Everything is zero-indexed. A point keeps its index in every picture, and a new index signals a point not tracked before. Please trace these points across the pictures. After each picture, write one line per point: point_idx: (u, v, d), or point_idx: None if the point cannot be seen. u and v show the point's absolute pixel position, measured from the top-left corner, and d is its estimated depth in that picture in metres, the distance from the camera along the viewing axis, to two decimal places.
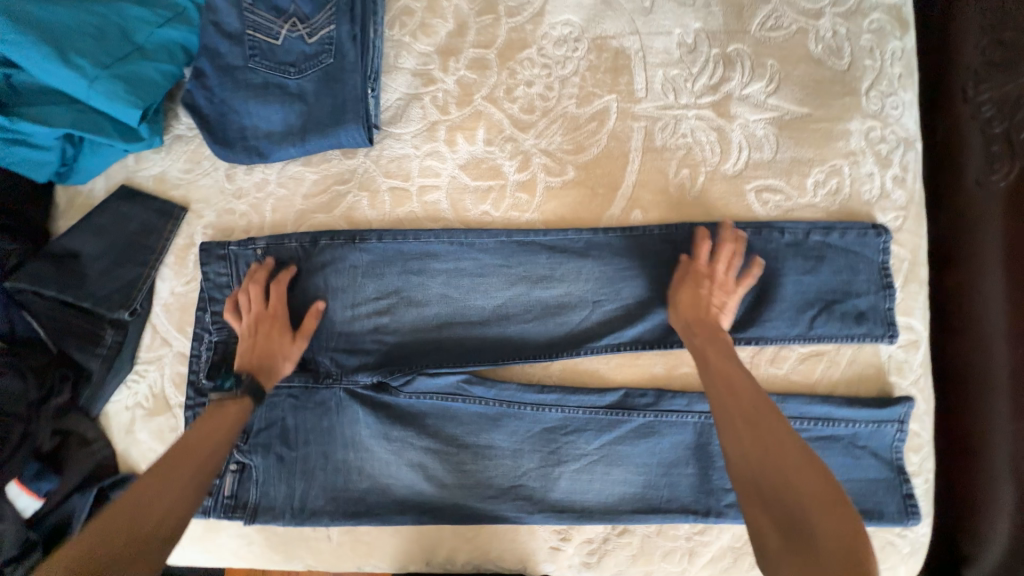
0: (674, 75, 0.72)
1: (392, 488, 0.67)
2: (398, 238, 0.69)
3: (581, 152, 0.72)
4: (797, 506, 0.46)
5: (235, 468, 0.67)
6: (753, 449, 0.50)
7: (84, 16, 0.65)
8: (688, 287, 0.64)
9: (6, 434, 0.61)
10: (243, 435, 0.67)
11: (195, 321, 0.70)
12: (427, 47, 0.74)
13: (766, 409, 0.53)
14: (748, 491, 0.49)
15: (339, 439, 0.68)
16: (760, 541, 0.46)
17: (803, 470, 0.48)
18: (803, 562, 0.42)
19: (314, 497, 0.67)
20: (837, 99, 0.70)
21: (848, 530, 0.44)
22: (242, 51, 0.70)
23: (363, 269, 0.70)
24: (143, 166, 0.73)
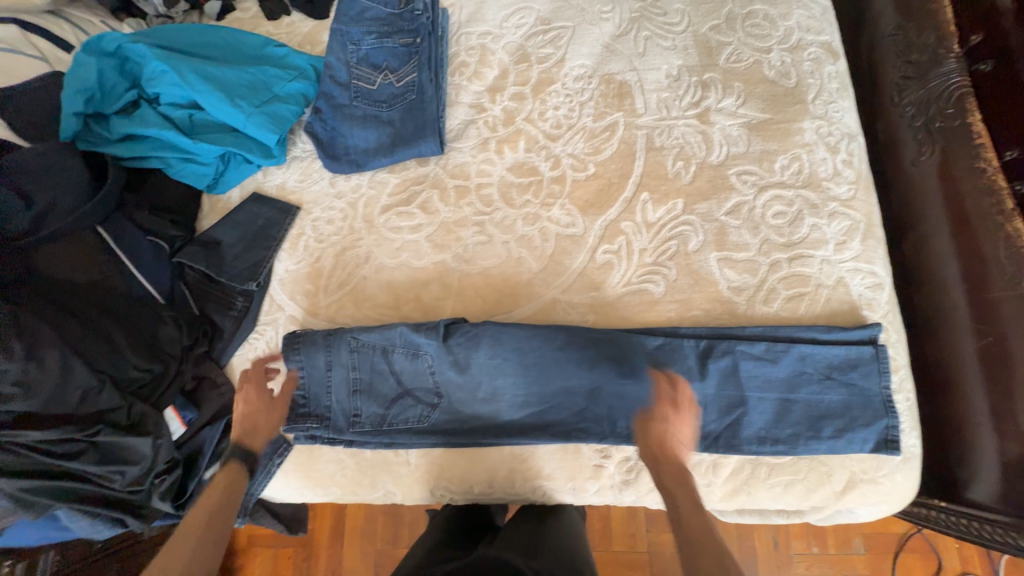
0: (665, 97, 0.96)
1: (463, 423, 0.81)
2: (462, 341, 0.81)
3: (598, 153, 0.94)
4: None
5: (350, 412, 0.82)
6: None
7: (245, 75, 0.93)
8: (656, 437, 0.75)
9: (165, 369, 0.80)
10: (356, 387, 0.82)
11: (296, 343, 0.82)
12: (480, 87, 1.00)
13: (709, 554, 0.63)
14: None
15: (427, 384, 0.82)
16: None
17: None
18: None
19: (404, 433, 0.81)
20: (790, 107, 0.93)
21: None
22: (349, 93, 0.97)
23: (425, 351, 0.82)
24: (269, 178, 0.97)
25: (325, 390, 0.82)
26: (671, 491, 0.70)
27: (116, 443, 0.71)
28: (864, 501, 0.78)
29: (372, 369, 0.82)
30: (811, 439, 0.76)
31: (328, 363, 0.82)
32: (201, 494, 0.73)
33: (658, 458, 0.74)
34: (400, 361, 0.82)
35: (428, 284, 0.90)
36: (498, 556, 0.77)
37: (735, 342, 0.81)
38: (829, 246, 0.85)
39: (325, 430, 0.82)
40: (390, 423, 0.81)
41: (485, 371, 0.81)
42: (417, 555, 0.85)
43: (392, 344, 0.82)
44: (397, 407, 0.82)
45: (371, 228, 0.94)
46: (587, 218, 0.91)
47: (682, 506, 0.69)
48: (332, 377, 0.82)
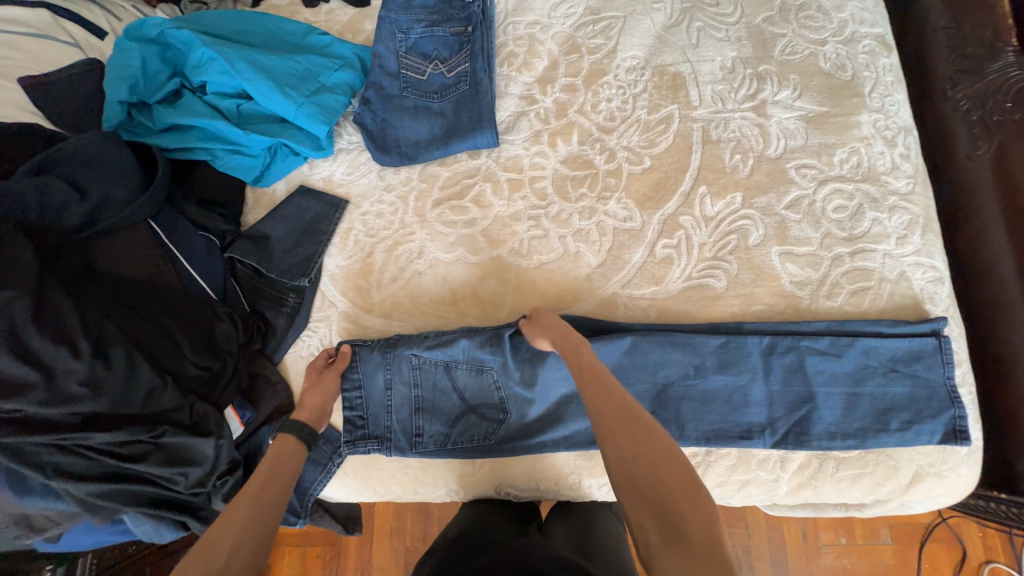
0: (720, 89, 0.95)
1: (529, 439, 0.81)
2: (529, 357, 0.81)
3: (653, 146, 0.93)
4: (656, 487, 0.53)
5: (413, 432, 0.81)
6: (629, 449, 0.56)
7: (293, 63, 0.90)
8: (544, 324, 0.76)
9: (223, 367, 0.78)
10: (419, 406, 0.82)
11: (358, 358, 0.82)
12: (530, 78, 0.98)
13: (638, 408, 0.60)
14: (628, 490, 0.55)
15: (493, 399, 0.82)
16: (641, 534, 0.53)
17: (666, 460, 0.55)
18: (677, 547, 0.50)
19: (467, 449, 0.81)
20: (847, 100, 0.92)
21: (707, 513, 0.52)
22: (399, 84, 0.94)
23: (491, 368, 0.81)
24: (316, 171, 0.94)
25: (385, 407, 0.82)
26: (574, 351, 0.69)
27: (180, 444, 0.69)
28: (930, 494, 0.78)
29: (435, 386, 0.82)
30: (879, 433, 0.76)
31: (387, 382, 0.82)
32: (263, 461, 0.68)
33: (549, 334, 0.74)
34: (463, 377, 0.82)
35: (485, 280, 0.88)
36: (553, 545, 0.75)
37: (800, 338, 0.80)
38: (891, 241, 0.85)
39: (386, 450, 0.81)
40: (455, 441, 0.81)
41: (553, 383, 0.81)
42: (462, 528, 0.82)
43: (454, 360, 0.82)
44: (461, 424, 0.82)
45: (423, 222, 0.91)
46: (645, 212, 0.90)
47: (584, 360, 0.67)
48: (392, 397, 0.82)
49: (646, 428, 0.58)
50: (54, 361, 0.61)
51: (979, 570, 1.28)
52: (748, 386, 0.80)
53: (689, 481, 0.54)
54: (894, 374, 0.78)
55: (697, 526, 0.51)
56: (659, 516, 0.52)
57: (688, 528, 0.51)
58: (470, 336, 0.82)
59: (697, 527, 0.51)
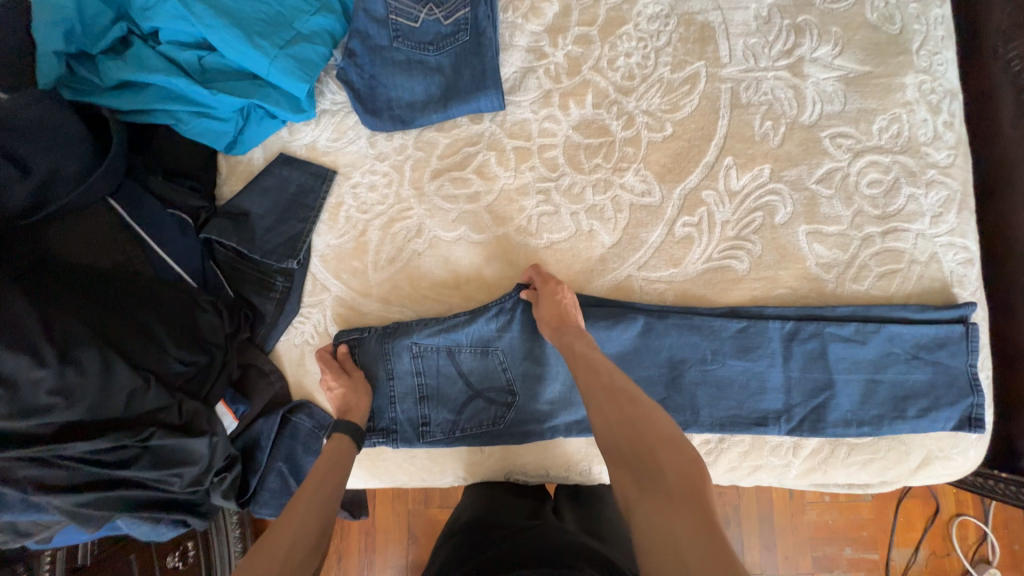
0: (753, 43, 0.84)
1: (540, 422, 0.78)
2: (536, 337, 0.77)
3: (676, 110, 0.84)
4: (636, 443, 0.53)
5: (419, 421, 0.78)
6: (610, 414, 0.57)
7: (261, 5, 0.76)
8: (548, 304, 0.72)
9: (210, 360, 0.71)
10: (423, 394, 0.78)
11: (358, 347, 0.78)
12: (538, 27, 0.86)
13: (622, 381, 0.61)
14: (610, 450, 0.55)
15: (500, 382, 0.78)
16: (619, 492, 0.51)
17: (647, 420, 0.55)
18: (653, 497, 0.48)
19: (476, 434, 0.78)
20: (892, 58, 0.83)
21: (686, 465, 0.49)
22: (387, 33, 0.81)
23: (495, 349, 0.78)
24: (297, 137, 0.84)
25: (389, 396, 0.78)
26: (571, 335, 0.69)
27: (171, 446, 0.64)
28: (936, 476, 0.79)
29: (438, 373, 0.78)
30: (895, 420, 0.75)
31: (389, 372, 0.78)
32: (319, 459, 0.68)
33: (552, 321, 0.71)
34: (467, 361, 0.78)
35: (491, 261, 0.82)
36: (563, 525, 0.72)
37: (824, 324, 0.77)
38: (925, 219, 0.79)
39: (393, 442, 0.78)
40: (463, 428, 0.78)
41: (563, 364, 0.77)
42: (473, 515, 0.76)
43: (457, 344, 0.77)
44: (468, 410, 0.78)
45: (421, 196, 0.83)
46: (665, 185, 0.82)
47: (580, 345, 0.67)
48: (395, 386, 0.78)
49: (629, 396, 0.58)
50: (16, 371, 0.55)
51: (947, 523, 1.27)
52: (765, 373, 0.77)
53: (669, 438, 0.53)
54: (912, 360, 0.76)
55: (674, 477, 0.49)
56: (637, 469, 0.51)
57: (666, 480, 0.49)
58: (472, 318, 0.77)
59: (674, 476, 0.49)
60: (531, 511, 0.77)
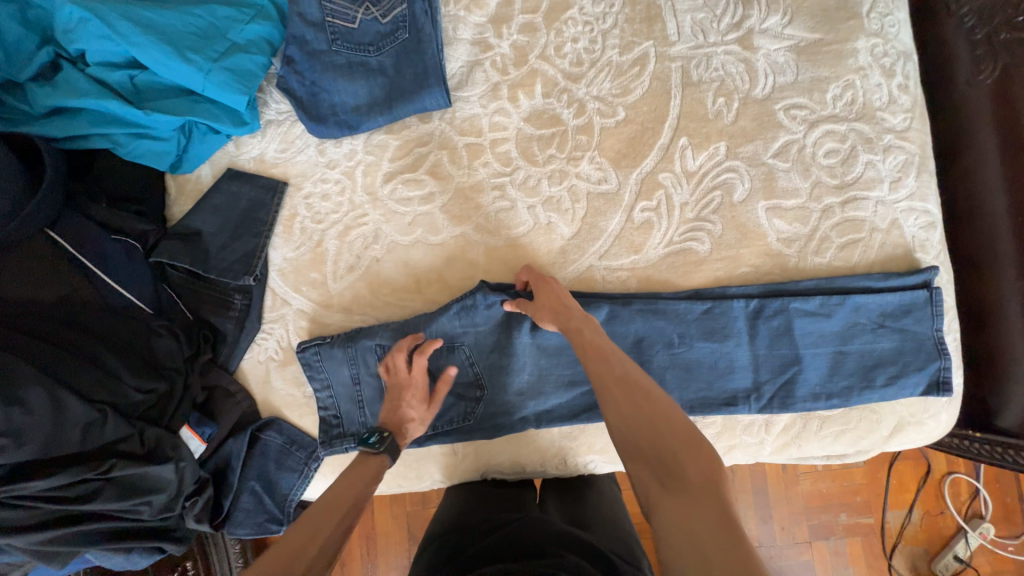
0: (701, 18, 0.82)
1: (511, 413, 0.78)
2: (499, 331, 0.77)
3: (627, 94, 0.82)
4: (654, 441, 0.51)
5: None
6: (629, 412, 0.54)
7: (189, 17, 0.73)
8: (543, 293, 0.70)
9: (171, 385, 0.72)
10: None
11: (316, 355, 0.76)
12: (481, 18, 0.84)
13: (638, 374, 0.57)
14: (627, 448, 0.52)
15: (468, 377, 0.78)
16: (641, 492, 0.49)
17: (669, 417, 0.52)
18: (679, 500, 0.46)
19: (449, 431, 0.78)
20: (843, 23, 0.81)
21: (710, 466, 0.48)
22: (325, 36, 0.79)
23: (461, 346, 0.77)
24: (243, 151, 0.82)
25: (359, 402, 0.76)
26: (573, 326, 0.65)
27: (134, 475, 0.64)
28: (909, 442, 0.79)
29: None
30: (863, 390, 0.75)
31: (356, 377, 0.76)
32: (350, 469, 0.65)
33: (551, 313, 0.68)
34: (433, 360, 0.77)
35: (450, 262, 0.81)
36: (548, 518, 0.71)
37: (789, 300, 0.76)
38: (884, 186, 0.79)
39: None
40: (435, 426, 0.78)
41: (528, 355, 0.77)
42: (452, 521, 0.74)
43: None
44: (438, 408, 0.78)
45: (375, 201, 0.82)
46: (620, 171, 0.81)
47: (586, 334, 0.63)
48: (364, 391, 0.77)
49: (646, 391, 0.55)
50: None
51: (938, 482, 1.28)
52: (731, 352, 0.77)
53: (690, 436, 0.51)
54: (877, 329, 0.76)
55: (699, 479, 0.47)
56: (658, 467, 0.49)
57: (690, 481, 0.47)
58: (435, 317, 0.77)
59: (698, 477, 0.48)
60: (512, 504, 0.76)
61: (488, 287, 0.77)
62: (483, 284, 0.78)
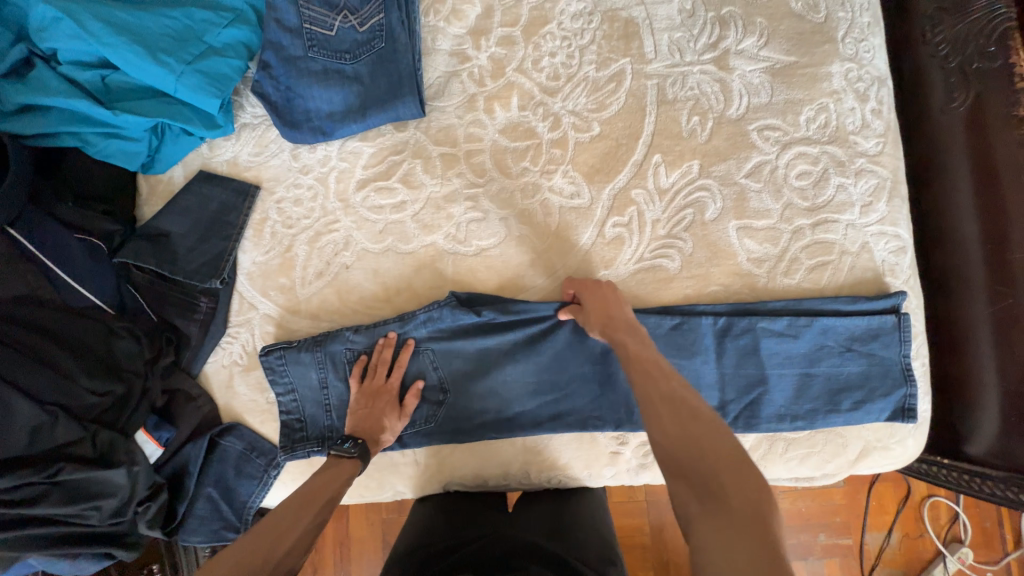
0: (678, 37, 0.83)
1: (473, 419, 0.77)
2: (465, 338, 0.77)
3: (603, 109, 0.82)
4: (698, 461, 0.49)
5: None
6: (673, 427, 0.52)
7: (165, 20, 0.73)
8: (595, 298, 0.71)
9: (128, 387, 0.71)
10: None
11: (278, 356, 0.75)
12: (460, 30, 0.84)
13: (687, 392, 0.56)
14: (668, 463, 0.51)
15: (431, 381, 0.78)
16: (681, 508, 0.47)
17: (715, 437, 0.50)
18: (719, 522, 0.44)
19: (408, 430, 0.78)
20: (818, 47, 0.82)
21: (755, 492, 0.45)
22: (301, 42, 0.79)
23: (425, 350, 0.77)
24: (217, 153, 0.82)
25: (325, 405, 0.76)
26: (619, 338, 0.65)
27: (83, 480, 0.64)
28: (875, 467, 0.79)
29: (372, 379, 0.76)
30: (829, 413, 0.75)
31: (322, 381, 0.76)
32: (322, 469, 0.67)
33: (603, 321, 0.69)
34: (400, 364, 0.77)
35: (420, 271, 0.80)
36: (520, 535, 0.71)
37: (757, 319, 0.76)
38: (854, 209, 0.79)
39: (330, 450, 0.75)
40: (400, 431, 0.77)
41: (493, 363, 0.77)
42: (414, 541, 0.72)
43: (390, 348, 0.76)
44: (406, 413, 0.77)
45: (347, 208, 0.81)
46: (593, 186, 0.81)
47: (631, 346, 0.63)
48: (329, 395, 0.76)
49: (692, 410, 0.54)
50: None
51: (919, 505, 1.27)
52: (697, 371, 0.76)
53: (739, 459, 0.48)
54: (843, 351, 0.76)
55: (743, 505, 0.44)
56: (698, 486, 0.47)
57: (732, 506, 0.45)
58: (403, 322, 0.76)
59: (742, 502, 0.45)
60: (477, 517, 0.76)
61: (455, 294, 0.77)
62: (450, 293, 0.78)
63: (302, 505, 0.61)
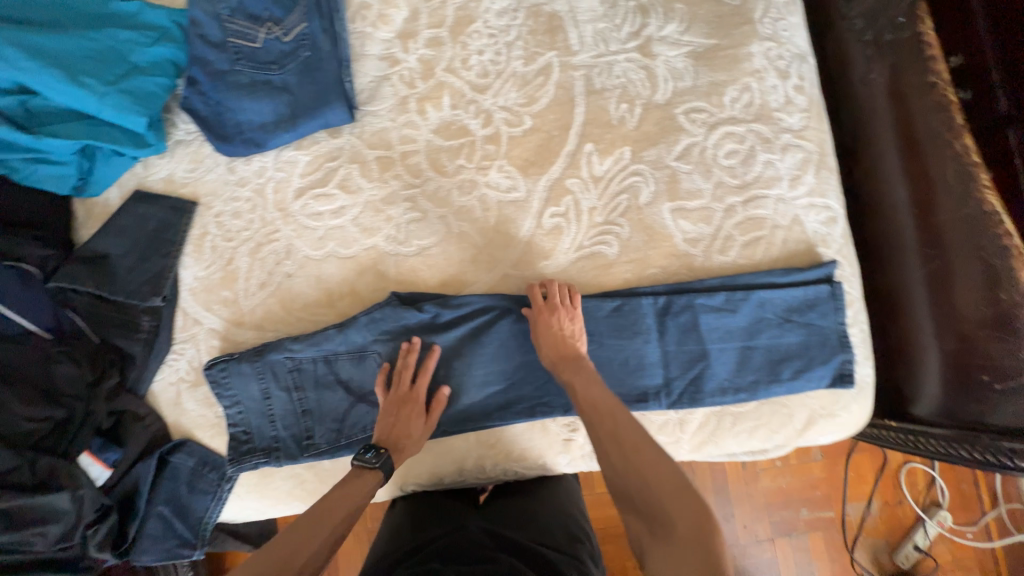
0: (602, 28, 0.84)
1: None
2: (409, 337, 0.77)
3: (533, 103, 0.84)
4: (646, 496, 0.55)
5: (304, 436, 0.76)
6: (620, 465, 0.58)
7: (85, 42, 0.74)
8: (548, 336, 0.72)
9: (69, 412, 0.71)
10: (304, 411, 0.76)
11: (221, 369, 0.75)
12: (388, 34, 0.85)
13: (629, 426, 0.61)
14: (622, 499, 0.57)
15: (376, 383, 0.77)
16: (637, 541, 0.54)
17: (656, 467, 0.56)
18: (667, 551, 0.50)
19: (355, 432, 0.76)
20: (737, 28, 0.84)
21: (695, 514, 0.51)
22: (227, 56, 0.80)
23: (369, 352, 0.77)
24: (152, 172, 0.82)
25: (269, 418, 0.75)
26: (567, 375, 0.69)
27: (22, 506, 0.64)
28: (823, 435, 0.80)
29: (317, 385, 0.76)
30: (770, 384, 0.76)
31: (265, 392, 0.75)
32: (343, 483, 0.65)
33: (556, 354, 0.71)
34: (346, 368, 0.77)
35: (362, 275, 0.81)
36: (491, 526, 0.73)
37: (694, 296, 0.77)
38: (783, 184, 0.81)
39: (276, 460, 0.75)
40: (349, 435, 0.76)
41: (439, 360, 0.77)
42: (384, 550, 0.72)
43: (334, 353, 0.76)
44: (353, 417, 0.76)
45: (286, 216, 0.82)
46: (529, 178, 0.82)
47: (578, 385, 0.67)
48: (274, 406, 0.76)
49: (634, 443, 0.59)
50: None
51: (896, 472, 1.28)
52: (641, 352, 0.78)
53: (678, 484, 0.54)
54: (780, 322, 0.77)
55: (686, 530, 0.51)
56: (648, 519, 0.53)
57: (676, 533, 0.51)
58: (345, 325, 0.77)
59: (685, 526, 0.51)
60: (445, 514, 0.76)
61: (396, 295, 0.78)
62: (392, 294, 0.78)
63: (316, 524, 0.58)
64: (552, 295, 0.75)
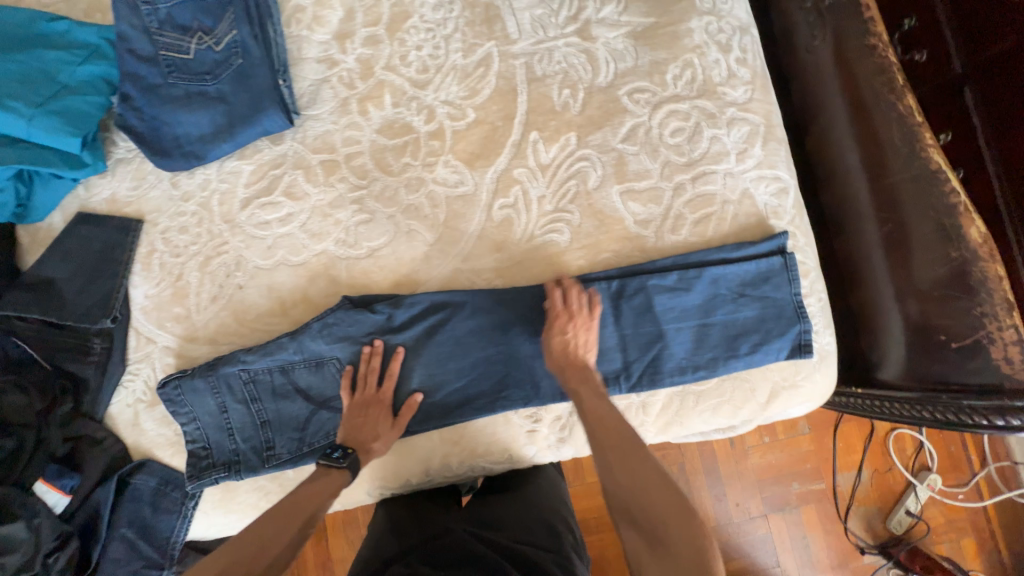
0: (539, 15, 0.84)
1: None
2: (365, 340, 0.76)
3: (475, 95, 0.83)
4: (650, 513, 0.56)
5: (264, 447, 0.75)
6: (625, 479, 0.59)
7: (10, 66, 0.73)
8: (559, 341, 0.71)
9: (21, 440, 0.71)
10: (262, 422, 0.75)
11: (175, 387, 0.74)
12: (324, 35, 0.84)
13: (635, 442, 0.62)
14: (622, 512, 0.58)
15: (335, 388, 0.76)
16: (633, 555, 0.55)
17: (660, 487, 0.57)
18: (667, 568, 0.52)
19: (316, 439, 0.75)
20: (675, 5, 0.83)
21: (694, 535, 0.53)
22: (160, 70, 0.79)
23: (325, 358, 0.76)
24: (94, 193, 0.81)
25: (228, 431, 0.75)
26: (576, 385, 0.68)
27: None
28: (787, 407, 0.80)
29: (274, 395, 0.75)
30: (729, 360, 0.76)
31: (221, 406, 0.75)
32: (314, 478, 0.67)
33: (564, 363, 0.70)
34: (303, 376, 0.76)
35: (314, 281, 0.80)
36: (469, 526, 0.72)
37: (647, 278, 0.77)
38: (731, 158, 0.80)
39: (237, 473, 0.75)
40: (310, 443, 0.75)
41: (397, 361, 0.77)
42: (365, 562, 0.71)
43: (290, 362, 0.75)
44: (314, 424, 0.76)
45: (233, 228, 0.81)
46: (476, 172, 0.81)
47: (585, 397, 0.67)
48: (231, 419, 0.75)
49: (641, 460, 0.60)
50: None
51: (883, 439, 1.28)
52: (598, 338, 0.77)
53: (680, 505, 0.56)
54: (735, 297, 0.77)
55: (686, 550, 0.52)
56: (649, 535, 0.54)
57: (677, 552, 0.52)
58: (299, 332, 0.76)
59: (686, 546, 0.53)
60: (421, 522, 0.75)
61: (349, 300, 0.77)
62: (345, 298, 0.77)
63: (283, 520, 0.61)
64: (572, 299, 0.72)
